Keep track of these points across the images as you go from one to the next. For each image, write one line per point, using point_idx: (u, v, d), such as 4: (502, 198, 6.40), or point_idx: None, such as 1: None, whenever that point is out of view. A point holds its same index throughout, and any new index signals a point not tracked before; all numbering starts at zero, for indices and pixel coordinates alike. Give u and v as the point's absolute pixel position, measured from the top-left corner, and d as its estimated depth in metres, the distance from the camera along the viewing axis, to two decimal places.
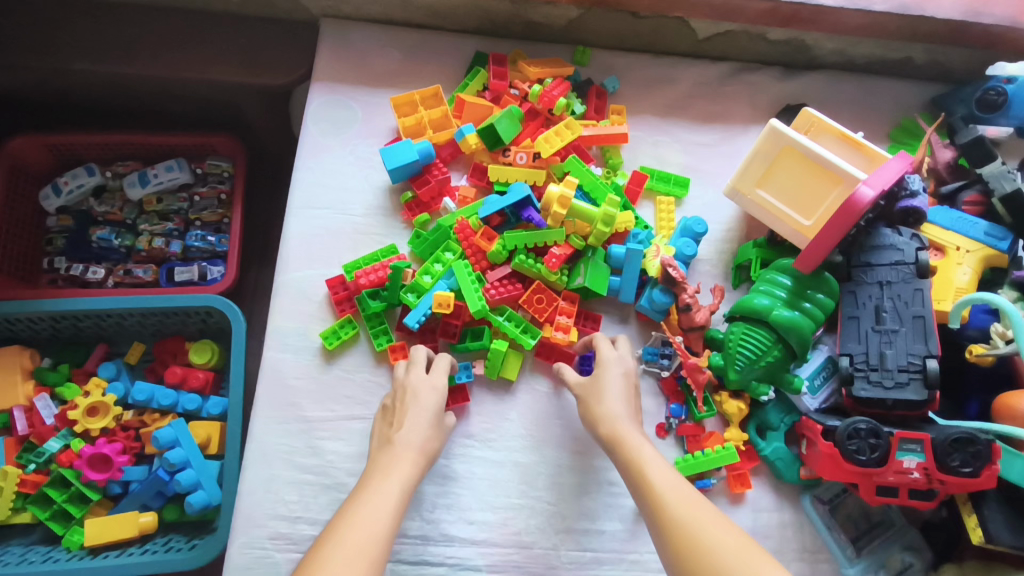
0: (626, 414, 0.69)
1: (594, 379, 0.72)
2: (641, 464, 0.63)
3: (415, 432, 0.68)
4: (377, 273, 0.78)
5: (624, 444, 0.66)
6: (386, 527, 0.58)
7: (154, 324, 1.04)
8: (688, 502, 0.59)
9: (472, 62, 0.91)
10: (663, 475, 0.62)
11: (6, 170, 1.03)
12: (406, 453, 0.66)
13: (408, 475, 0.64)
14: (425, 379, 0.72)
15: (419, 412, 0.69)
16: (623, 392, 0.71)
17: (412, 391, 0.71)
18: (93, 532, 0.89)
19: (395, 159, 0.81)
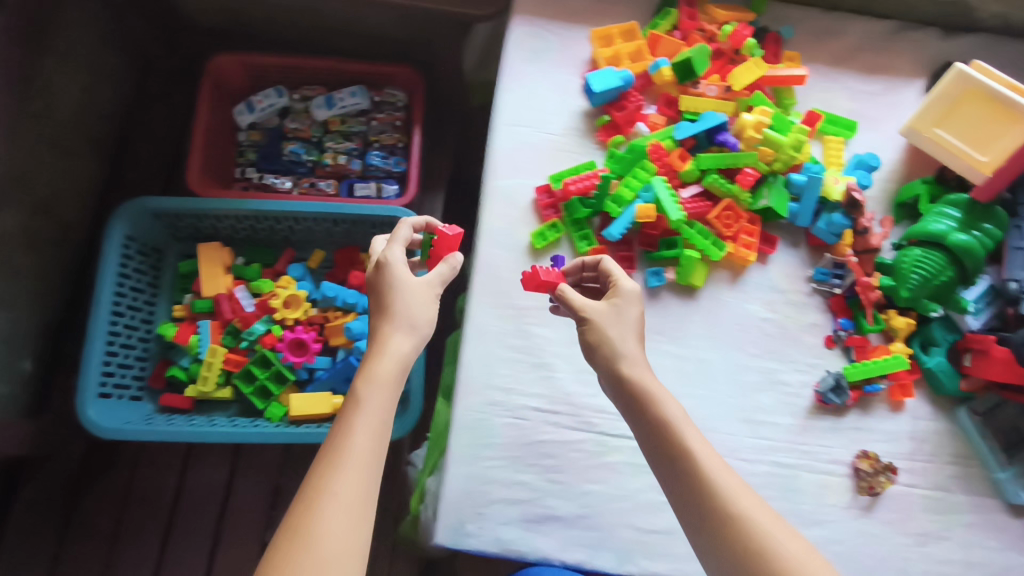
0: (643, 360, 0.63)
1: (605, 310, 0.65)
2: (672, 430, 0.58)
3: (404, 340, 0.62)
4: (586, 182, 0.87)
5: (653, 400, 0.60)
6: (373, 464, 0.55)
7: (339, 232, 1.15)
8: (725, 475, 0.56)
9: (660, 5, 0.98)
10: (700, 444, 0.58)
11: (212, 85, 1.14)
12: (390, 376, 0.60)
13: (389, 391, 0.59)
14: (401, 261, 0.67)
15: (404, 309, 0.64)
16: (633, 322, 0.65)
17: (395, 283, 0.65)
18: (297, 405, 1.01)
19: (600, 83, 0.89)
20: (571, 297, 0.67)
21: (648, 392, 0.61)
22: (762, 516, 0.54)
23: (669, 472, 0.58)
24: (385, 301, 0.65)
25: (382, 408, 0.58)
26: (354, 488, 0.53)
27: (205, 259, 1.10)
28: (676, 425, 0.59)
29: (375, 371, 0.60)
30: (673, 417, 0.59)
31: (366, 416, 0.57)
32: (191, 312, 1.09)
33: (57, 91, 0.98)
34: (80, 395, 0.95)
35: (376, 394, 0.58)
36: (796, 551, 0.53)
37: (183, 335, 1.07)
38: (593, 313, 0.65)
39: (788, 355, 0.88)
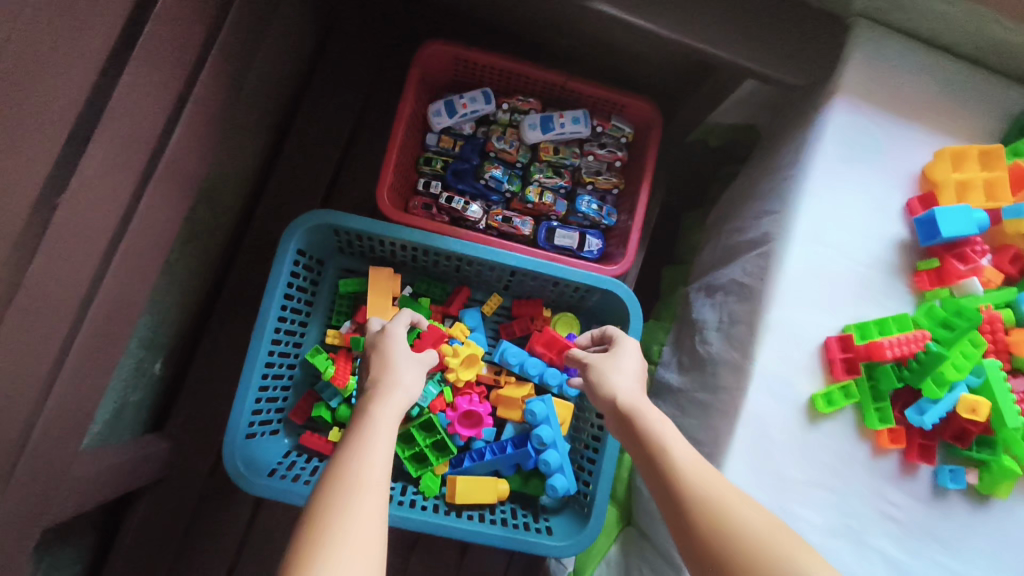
0: (638, 392, 0.68)
1: (606, 356, 0.73)
2: (654, 435, 0.61)
3: (410, 382, 0.68)
4: (909, 347, 0.70)
5: (643, 417, 0.63)
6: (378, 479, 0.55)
7: (526, 284, 0.97)
8: (696, 466, 0.58)
9: (1016, 124, 0.80)
10: (679, 443, 0.60)
11: (418, 77, 0.95)
12: (396, 405, 0.64)
13: (394, 414, 0.63)
14: (397, 329, 0.76)
15: (401, 355, 0.72)
16: (633, 371, 0.71)
17: (389, 334, 0.75)
18: (463, 490, 0.88)
19: (953, 226, 0.71)
20: (577, 352, 0.76)
21: (638, 413, 0.64)
22: (738, 507, 0.55)
23: (651, 476, 0.60)
24: (383, 352, 0.72)
25: (387, 430, 0.61)
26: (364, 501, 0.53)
27: (374, 288, 0.93)
28: (661, 436, 0.61)
29: (384, 402, 0.64)
30: (656, 424, 0.62)
31: (374, 437, 0.59)
32: (348, 345, 0.94)
33: (258, 71, 0.80)
34: (229, 440, 0.82)
35: (384, 420, 0.61)
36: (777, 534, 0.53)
37: (340, 376, 0.91)
38: (593, 359, 0.73)
39: None
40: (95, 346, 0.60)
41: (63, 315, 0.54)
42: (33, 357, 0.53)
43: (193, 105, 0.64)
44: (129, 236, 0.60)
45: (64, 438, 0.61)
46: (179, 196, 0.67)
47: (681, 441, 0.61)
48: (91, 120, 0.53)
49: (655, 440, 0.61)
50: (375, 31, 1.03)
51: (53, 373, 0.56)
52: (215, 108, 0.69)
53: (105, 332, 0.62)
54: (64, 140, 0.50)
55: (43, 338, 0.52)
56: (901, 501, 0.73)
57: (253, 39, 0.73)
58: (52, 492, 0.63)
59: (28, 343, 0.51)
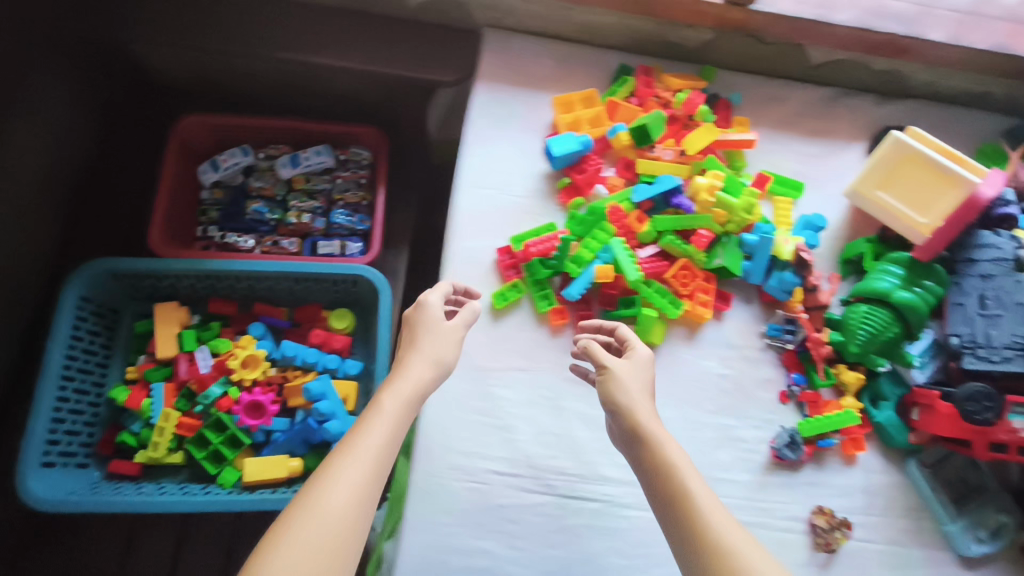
0: (651, 411, 0.67)
1: (628, 366, 0.69)
2: (674, 470, 0.61)
3: (406, 380, 0.67)
4: (547, 244, 0.89)
5: (658, 446, 0.63)
6: (379, 463, 0.59)
7: (301, 291, 1.13)
8: (718, 511, 0.58)
9: (617, 73, 1.03)
10: (687, 461, 0.62)
11: (179, 144, 1.14)
12: (404, 381, 0.66)
13: (407, 396, 0.65)
14: (428, 301, 0.75)
15: (431, 346, 0.71)
16: (646, 377, 0.70)
17: (421, 323, 0.73)
18: (253, 470, 0.98)
19: (560, 148, 0.93)
20: (597, 350, 0.71)
21: (657, 439, 0.63)
22: (740, 550, 0.55)
23: (665, 506, 0.60)
24: (412, 332, 0.73)
25: (378, 445, 0.60)
26: (351, 475, 0.57)
27: (161, 319, 1.08)
28: (680, 472, 0.60)
29: (386, 403, 0.63)
30: (664, 443, 0.63)
31: (371, 437, 0.60)
32: (145, 375, 1.06)
33: (18, 153, 0.97)
34: (20, 466, 0.90)
35: (384, 418, 0.62)
36: (743, 535, 0.57)
37: (135, 399, 1.04)
38: (614, 364, 0.70)
39: (746, 411, 0.90)
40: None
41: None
42: None
43: None
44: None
45: None
46: None
47: (686, 459, 0.62)
48: None
49: (665, 455, 0.62)
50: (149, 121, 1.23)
51: None
52: None
53: None
54: None
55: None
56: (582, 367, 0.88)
57: None
58: None
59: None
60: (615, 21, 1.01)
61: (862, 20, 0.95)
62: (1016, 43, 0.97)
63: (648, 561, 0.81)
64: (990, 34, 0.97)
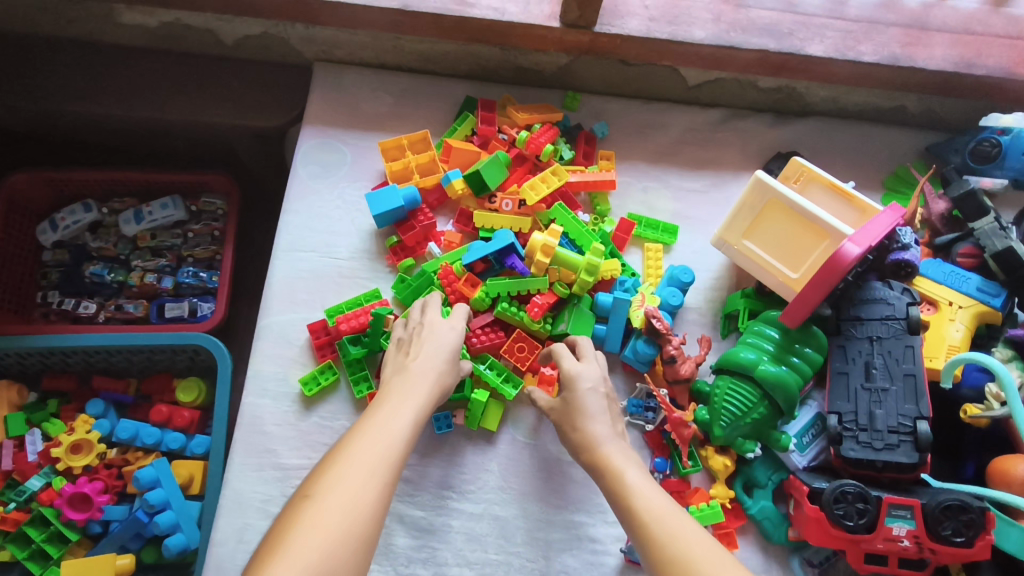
0: (604, 435, 0.65)
1: (561, 407, 0.69)
2: (623, 494, 0.59)
3: (427, 362, 0.67)
4: (357, 319, 0.78)
5: (609, 472, 0.62)
6: (403, 450, 0.56)
7: (143, 361, 1.02)
8: (665, 523, 0.55)
9: (461, 107, 0.91)
10: (646, 490, 0.59)
11: (5, 205, 1.04)
12: (422, 381, 0.65)
13: (424, 400, 0.63)
14: (440, 320, 0.72)
15: (436, 347, 0.69)
16: (603, 410, 0.68)
17: (429, 327, 0.71)
18: (68, 574, 0.87)
19: (379, 205, 0.81)
20: (539, 401, 0.72)
21: (607, 466, 0.63)
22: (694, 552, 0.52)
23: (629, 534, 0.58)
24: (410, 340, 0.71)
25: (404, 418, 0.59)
26: (374, 453, 0.54)
27: None
28: (622, 495, 0.59)
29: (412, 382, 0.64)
30: (623, 474, 0.61)
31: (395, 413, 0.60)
32: None
33: None
34: None
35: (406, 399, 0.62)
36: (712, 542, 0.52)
37: None
38: (553, 410, 0.70)
39: (599, 505, 0.77)
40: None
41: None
42: None
43: None
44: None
45: None
46: None
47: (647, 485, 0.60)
48: None
49: (623, 486, 0.60)
50: None
51: None
52: None
53: None
54: None
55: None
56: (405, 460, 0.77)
57: None
58: None
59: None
60: (453, 48, 0.90)
61: (729, 35, 0.83)
62: (912, 53, 0.84)
63: None
64: (883, 44, 0.84)
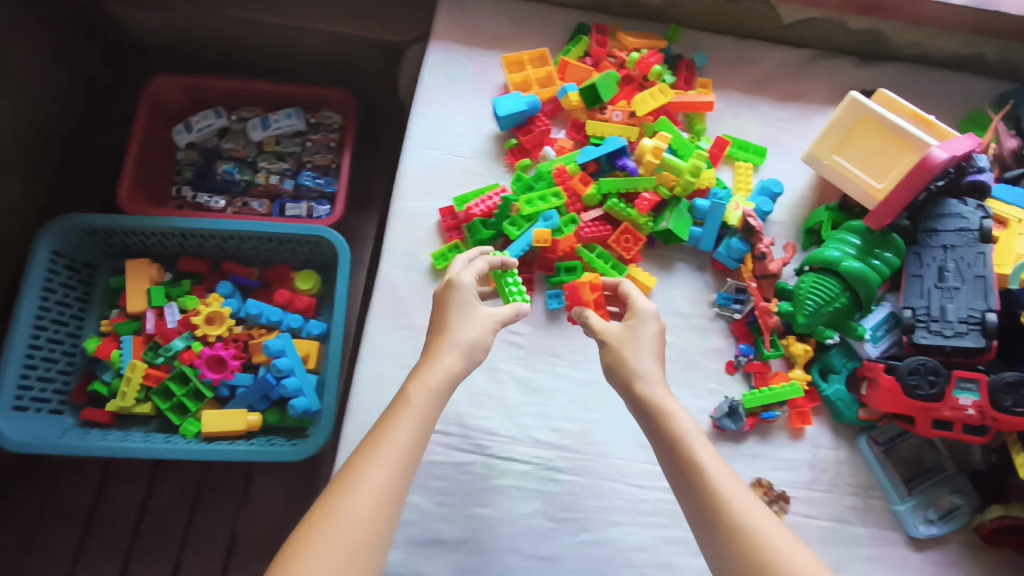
0: (658, 373, 0.65)
1: (623, 332, 0.67)
2: (677, 444, 0.60)
3: (462, 331, 0.65)
4: (487, 203, 0.88)
5: (667, 414, 0.62)
6: (409, 462, 0.56)
7: (269, 250, 1.16)
8: (725, 481, 0.57)
9: (574, 32, 1.00)
10: (699, 444, 0.59)
11: (150, 106, 1.17)
12: (442, 360, 0.63)
13: (439, 381, 0.62)
14: (464, 277, 0.69)
15: (458, 312, 0.66)
16: (654, 345, 0.67)
17: (451, 288, 0.68)
18: (209, 421, 1.01)
19: (504, 108, 0.91)
20: (593, 321, 0.69)
21: (661, 407, 0.62)
22: (747, 516, 0.55)
23: (676, 478, 0.59)
24: (436, 310, 0.68)
25: (410, 428, 0.58)
26: (382, 474, 0.55)
27: (132, 274, 1.11)
28: (682, 437, 0.60)
29: (433, 374, 0.62)
30: (680, 422, 0.61)
31: (405, 418, 0.59)
32: (115, 329, 1.10)
33: None
34: None
35: (425, 395, 0.60)
36: (801, 567, 0.52)
37: (104, 350, 1.08)
38: (613, 335, 0.67)
39: (689, 380, 0.87)
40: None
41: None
42: None
43: None
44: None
45: None
46: None
47: (728, 471, 0.58)
48: None
49: (678, 436, 0.60)
50: (126, 87, 1.26)
51: None
52: None
53: None
54: None
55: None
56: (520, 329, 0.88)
57: None
58: None
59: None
60: None
61: None
62: None
63: (575, 526, 0.80)
64: None
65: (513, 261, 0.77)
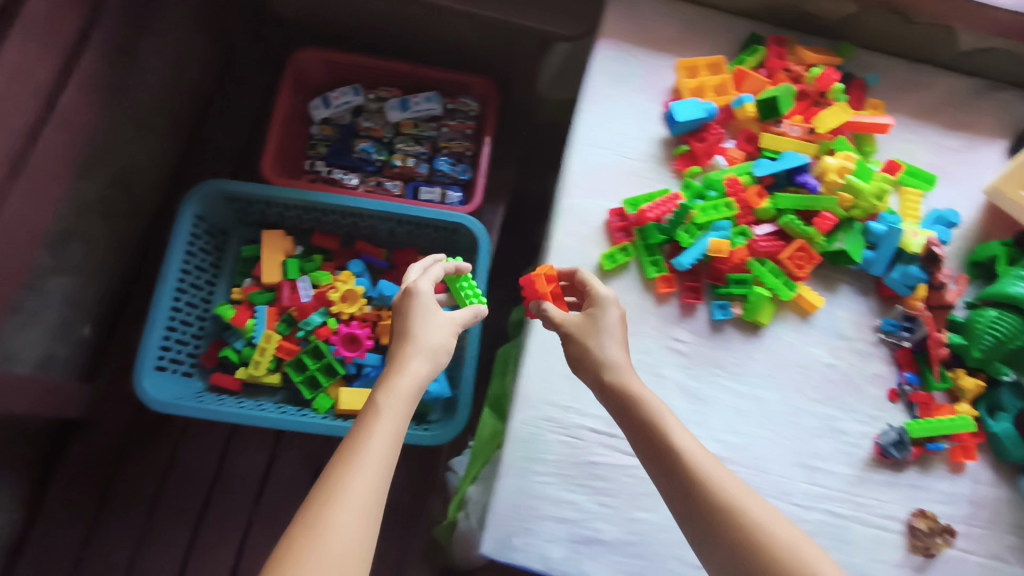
0: (626, 362, 0.68)
1: (586, 322, 0.70)
2: (658, 434, 0.62)
3: (432, 337, 0.66)
4: (664, 208, 0.88)
5: (643, 405, 0.64)
6: (386, 468, 0.56)
7: (401, 233, 1.16)
8: (716, 473, 0.60)
9: (747, 42, 0.98)
10: (682, 434, 0.62)
11: (293, 78, 1.17)
12: (411, 366, 0.63)
13: (410, 387, 0.62)
14: (423, 286, 0.71)
15: (422, 318, 0.67)
16: (621, 336, 0.70)
17: (417, 294, 0.69)
18: (348, 399, 1.01)
19: (684, 113, 0.90)
20: (553, 312, 0.72)
21: (636, 396, 0.65)
22: (744, 508, 0.58)
23: (662, 473, 0.61)
24: (404, 319, 0.68)
25: (393, 430, 0.58)
26: (369, 482, 0.54)
27: (268, 245, 1.12)
28: (664, 425, 0.62)
29: (402, 380, 0.62)
30: (658, 411, 0.63)
31: (382, 420, 0.59)
32: (248, 297, 1.11)
33: (147, 71, 1.00)
34: (139, 365, 0.96)
35: (395, 399, 0.60)
36: (800, 557, 0.55)
37: (240, 318, 1.08)
38: (572, 324, 0.71)
39: (849, 403, 0.87)
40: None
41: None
42: None
43: (79, 73, 0.82)
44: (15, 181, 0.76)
45: None
46: (78, 139, 0.85)
47: (720, 465, 0.61)
48: None
49: (659, 425, 0.62)
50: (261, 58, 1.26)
51: None
52: (105, 90, 0.89)
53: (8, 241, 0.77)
54: None
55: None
56: (684, 337, 0.88)
57: (136, 35, 0.93)
58: None
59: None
60: None
61: None
62: None
63: None
64: None
65: (466, 265, 0.82)
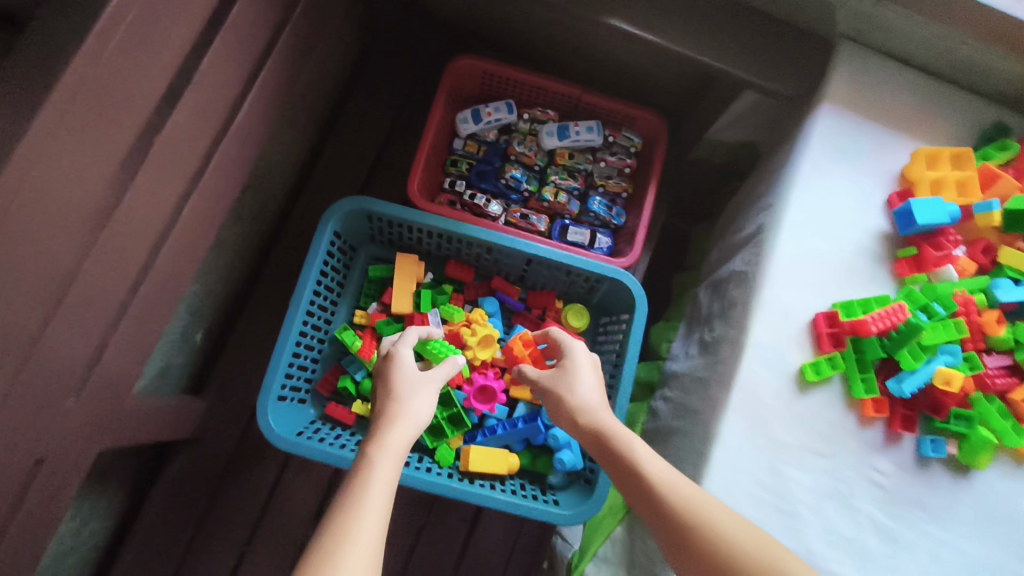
0: (602, 405, 0.74)
1: (555, 374, 0.79)
2: (626, 457, 0.67)
3: (418, 400, 0.71)
4: (889, 320, 0.75)
5: (612, 435, 0.70)
6: (384, 512, 0.56)
7: (542, 276, 1.06)
8: (687, 488, 0.63)
9: (990, 132, 0.87)
10: (649, 457, 0.67)
11: (448, 87, 1.06)
12: (401, 428, 0.66)
13: (400, 441, 0.64)
14: (403, 348, 0.78)
15: (402, 374, 0.73)
16: (591, 377, 0.78)
17: (396, 357, 0.76)
18: (476, 460, 0.93)
19: (926, 215, 0.78)
20: (529, 372, 0.81)
21: (604, 430, 0.71)
22: (722, 520, 0.61)
23: (641, 501, 0.65)
24: (390, 381, 0.73)
25: (389, 474, 0.60)
26: (373, 524, 0.54)
27: (401, 272, 1.01)
28: (633, 455, 0.67)
29: (393, 431, 0.65)
30: (626, 442, 0.69)
31: (377, 468, 0.60)
32: (374, 326, 1.02)
33: (308, 71, 0.89)
34: (263, 396, 0.88)
35: (388, 449, 0.63)
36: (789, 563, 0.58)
37: (367, 350, 0.98)
38: (545, 379, 0.79)
39: None
40: (146, 311, 0.67)
41: (121, 281, 0.61)
42: (122, 264, 0.60)
43: (260, 84, 0.72)
44: (187, 207, 0.67)
45: (126, 355, 0.68)
46: (244, 155, 0.75)
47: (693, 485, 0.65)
48: (188, 67, 0.60)
49: (628, 453, 0.68)
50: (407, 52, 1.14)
51: (139, 281, 0.64)
52: (275, 98, 0.78)
53: (169, 269, 0.69)
54: (172, 78, 0.58)
55: (67, 289, 0.54)
56: (887, 469, 0.77)
57: (309, 34, 0.82)
58: (108, 417, 0.70)
59: (56, 288, 0.52)
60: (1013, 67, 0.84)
61: None
62: None
63: None
64: None
65: (436, 330, 0.91)
